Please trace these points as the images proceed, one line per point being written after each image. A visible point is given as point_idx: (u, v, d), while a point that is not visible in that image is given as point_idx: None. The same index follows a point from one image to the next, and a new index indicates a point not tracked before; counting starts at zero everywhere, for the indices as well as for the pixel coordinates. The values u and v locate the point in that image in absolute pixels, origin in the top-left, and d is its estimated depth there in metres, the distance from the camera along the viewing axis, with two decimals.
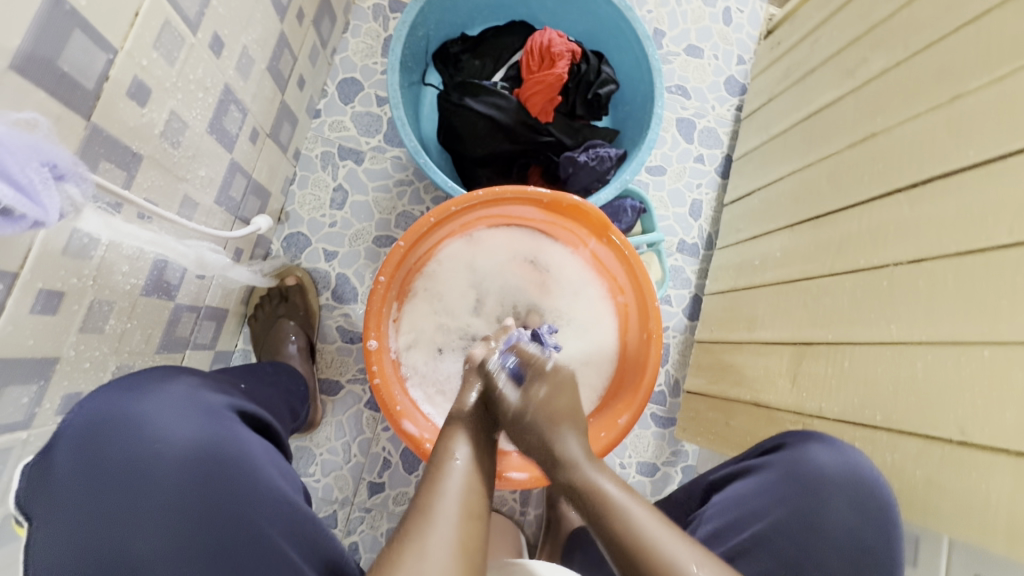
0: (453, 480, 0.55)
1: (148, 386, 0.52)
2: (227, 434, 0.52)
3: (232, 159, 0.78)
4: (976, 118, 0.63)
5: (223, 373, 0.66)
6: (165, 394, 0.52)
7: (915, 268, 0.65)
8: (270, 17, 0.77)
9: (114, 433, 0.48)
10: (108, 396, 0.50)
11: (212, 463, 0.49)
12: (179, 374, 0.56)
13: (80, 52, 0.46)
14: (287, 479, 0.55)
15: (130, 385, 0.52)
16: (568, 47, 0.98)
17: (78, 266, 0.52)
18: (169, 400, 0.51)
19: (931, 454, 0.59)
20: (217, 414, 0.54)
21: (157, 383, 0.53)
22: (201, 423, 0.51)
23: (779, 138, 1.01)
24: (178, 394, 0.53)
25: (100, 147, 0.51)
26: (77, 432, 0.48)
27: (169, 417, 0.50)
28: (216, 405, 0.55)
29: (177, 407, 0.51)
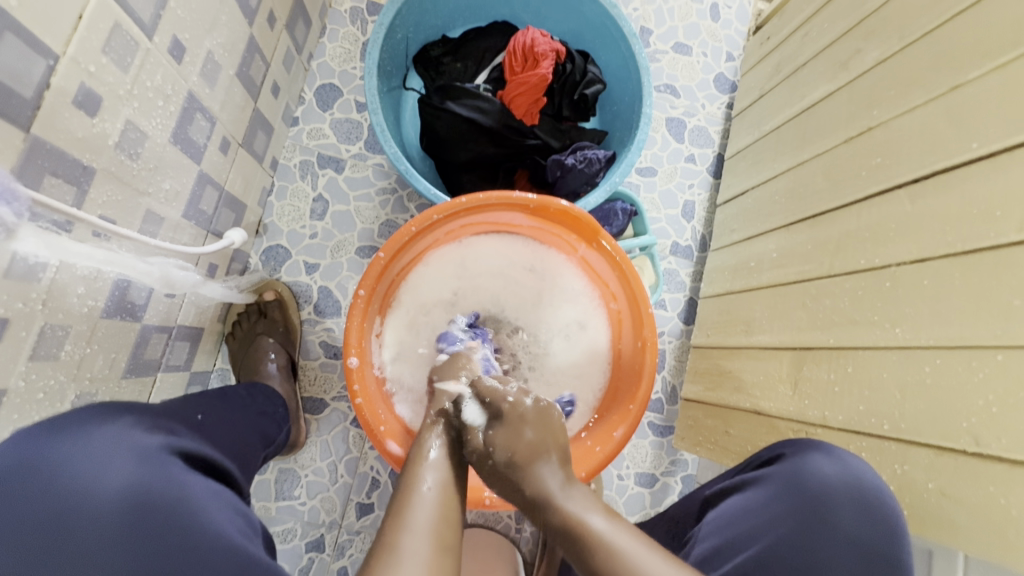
0: (421, 510, 0.53)
1: (76, 428, 0.47)
2: (164, 477, 0.47)
3: (201, 171, 0.74)
4: (979, 107, 0.60)
5: (177, 403, 0.61)
6: (94, 439, 0.47)
7: (918, 267, 0.62)
8: (237, 20, 0.73)
9: (34, 481, 0.43)
10: (28, 441, 0.45)
11: (146, 515, 0.44)
12: (116, 416, 0.51)
13: (15, 58, 0.42)
14: (235, 526, 0.50)
15: (57, 427, 0.47)
16: (551, 47, 0.95)
17: (23, 289, 0.48)
18: (97, 446, 0.46)
19: (944, 465, 0.55)
20: (156, 455, 0.49)
21: (86, 426, 0.48)
22: (136, 467, 0.46)
23: (771, 135, 0.99)
24: (109, 438, 0.48)
25: (44, 161, 0.47)
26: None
27: (101, 461, 0.45)
28: (155, 446, 0.50)
29: (107, 451, 0.46)
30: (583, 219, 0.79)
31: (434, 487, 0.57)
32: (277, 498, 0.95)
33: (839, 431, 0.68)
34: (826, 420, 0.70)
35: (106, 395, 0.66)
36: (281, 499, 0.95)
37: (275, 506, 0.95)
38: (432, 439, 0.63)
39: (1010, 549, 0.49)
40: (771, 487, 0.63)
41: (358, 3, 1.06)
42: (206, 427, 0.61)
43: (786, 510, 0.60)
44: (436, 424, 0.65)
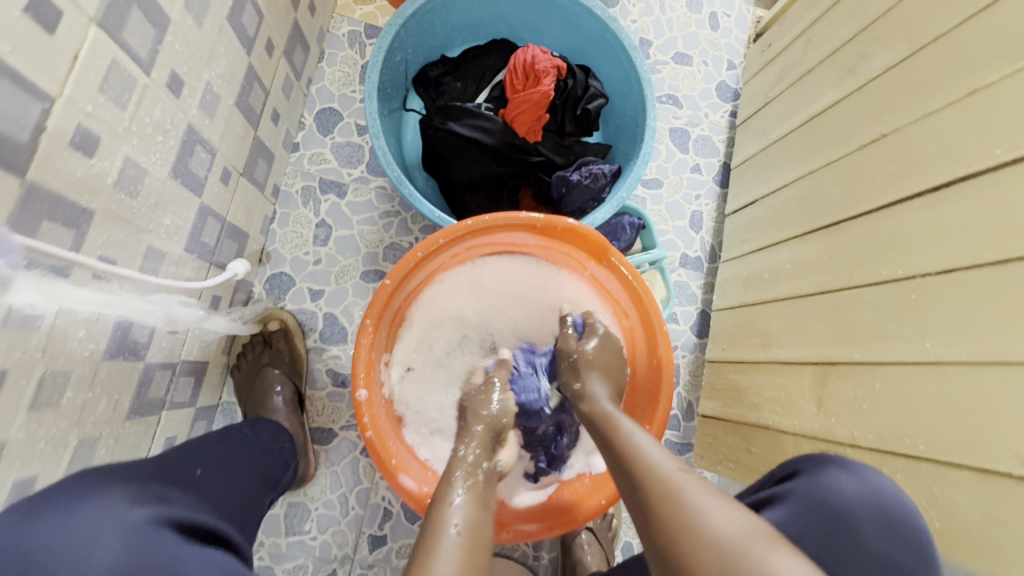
0: (447, 555, 0.50)
1: (61, 504, 0.45)
2: (151, 557, 0.44)
3: (202, 203, 0.73)
4: (1000, 111, 0.58)
5: (176, 458, 0.59)
6: (73, 522, 0.44)
7: (945, 279, 0.60)
8: (236, 50, 0.72)
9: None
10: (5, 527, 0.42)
11: None
12: (102, 489, 0.47)
13: (10, 103, 0.41)
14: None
15: (34, 509, 0.44)
16: (552, 63, 0.94)
17: (23, 337, 0.46)
18: (76, 530, 0.43)
19: (986, 487, 0.53)
20: (145, 531, 0.46)
21: (72, 501, 0.45)
22: (121, 549, 0.43)
23: (778, 143, 0.97)
24: (112, 507, 0.46)
25: (41, 205, 0.46)
26: None
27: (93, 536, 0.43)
28: (145, 519, 0.47)
29: (90, 533, 0.43)
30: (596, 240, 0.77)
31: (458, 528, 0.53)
32: (288, 534, 0.92)
33: (869, 450, 0.65)
34: (855, 439, 0.67)
35: (109, 438, 0.64)
36: (291, 534, 0.92)
37: (285, 542, 0.92)
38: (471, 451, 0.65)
39: None
40: (791, 504, 0.58)
41: (356, 27, 1.06)
42: (204, 484, 0.58)
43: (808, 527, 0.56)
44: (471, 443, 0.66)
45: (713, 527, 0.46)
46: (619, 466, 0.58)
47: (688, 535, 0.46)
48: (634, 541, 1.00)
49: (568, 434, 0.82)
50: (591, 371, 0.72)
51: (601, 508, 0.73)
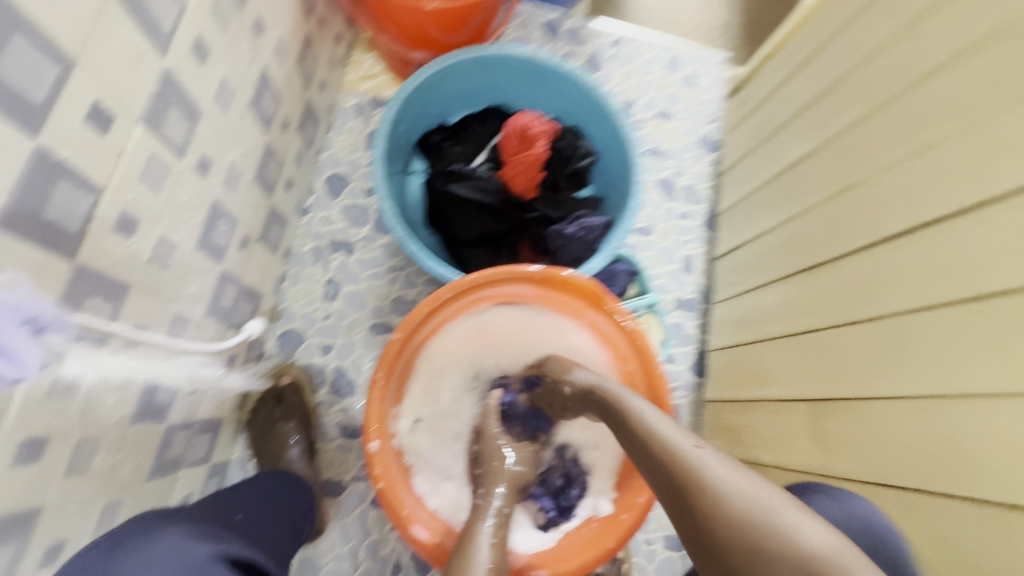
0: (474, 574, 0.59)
1: (132, 543, 0.49)
2: None
3: (222, 270, 0.78)
4: (952, 162, 0.63)
5: (214, 505, 0.62)
6: (145, 555, 0.48)
7: (923, 317, 0.62)
8: (255, 131, 0.80)
9: None
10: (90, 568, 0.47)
11: None
12: (164, 526, 0.52)
13: (69, 199, 0.46)
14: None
15: (114, 549, 0.48)
16: (545, 127, 1.00)
17: (63, 407, 0.50)
18: (149, 564, 0.47)
19: (974, 520, 0.54)
20: (204, 567, 0.49)
21: (144, 538, 0.50)
22: None
23: (760, 191, 1.03)
24: (162, 552, 0.49)
25: (88, 285, 0.51)
26: None
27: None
28: (206, 555, 0.51)
29: (163, 565, 0.48)
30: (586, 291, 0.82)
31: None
32: None
33: (866, 484, 0.67)
34: (853, 474, 0.69)
35: (131, 500, 0.67)
36: None
37: None
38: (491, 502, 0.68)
39: None
40: None
41: (362, 99, 1.15)
42: (245, 527, 0.61)
43: None
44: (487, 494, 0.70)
45: (742, 504, 0.44)
46: (642, 454, 0.55)
47: (720, 514, 0.44)
48: None
49: (576, 485, 0.85)
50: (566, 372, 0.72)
51: (609, 551, 0.76)
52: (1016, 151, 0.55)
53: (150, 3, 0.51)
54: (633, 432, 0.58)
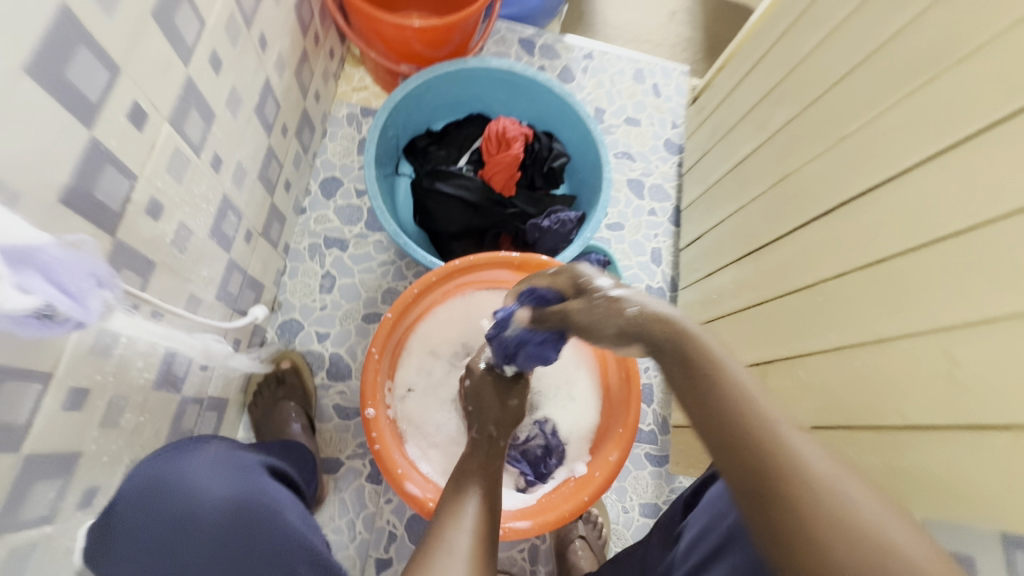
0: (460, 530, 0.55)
1: (192, 448, 0.66)
2: (257, 482, 0.65)
3: (230, 258, 0.87)
4: (861, 150, 0.73)
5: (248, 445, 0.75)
6: (202, 453, 0.65)
7: (841, 281, 0.72)
8: (259, 134, 0.89)
9: (163, 487, 0.60)
10: (166, 458, 0.64)
11: (249, 510, 0.61)
12: (214, 441, 0.69)
13: (111, 182, 0.55)
14: (304, 540, 0.63)
15: (179, 448, 0.66)
16: (521, 131, 1.11)
17: (100, 363, 0.58)
18: (206, 458, 0.64)
19: (879, 445, 0.64)
20: (250, 467, 0.67)
21: (201, 445, 0.67)
22: (234, 473, 0.64)
23: (716, 186, 1.14)
24: (217, 453, 0.66)
25: (123, 258, 0.59)
26: (139, 491, 0.59)
27: (202, 479, 0.61)
28: (251, 460, 0.69)
29: (218, 461, 0.65)
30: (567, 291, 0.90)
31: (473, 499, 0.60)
32: None
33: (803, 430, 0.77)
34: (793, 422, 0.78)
35: None
36: None
37: None
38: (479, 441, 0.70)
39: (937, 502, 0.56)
40: None
41: (354, 109, 1.25)
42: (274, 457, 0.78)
43: None
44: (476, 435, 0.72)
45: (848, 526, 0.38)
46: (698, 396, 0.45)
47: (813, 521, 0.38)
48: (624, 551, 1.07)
49: (555, 456, 0.95)
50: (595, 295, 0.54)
51: (584, 504, 0.83)
52: (907, 137, 0.66)
53: (178, 21, 0.61)
54: (704, 390, 0.45)
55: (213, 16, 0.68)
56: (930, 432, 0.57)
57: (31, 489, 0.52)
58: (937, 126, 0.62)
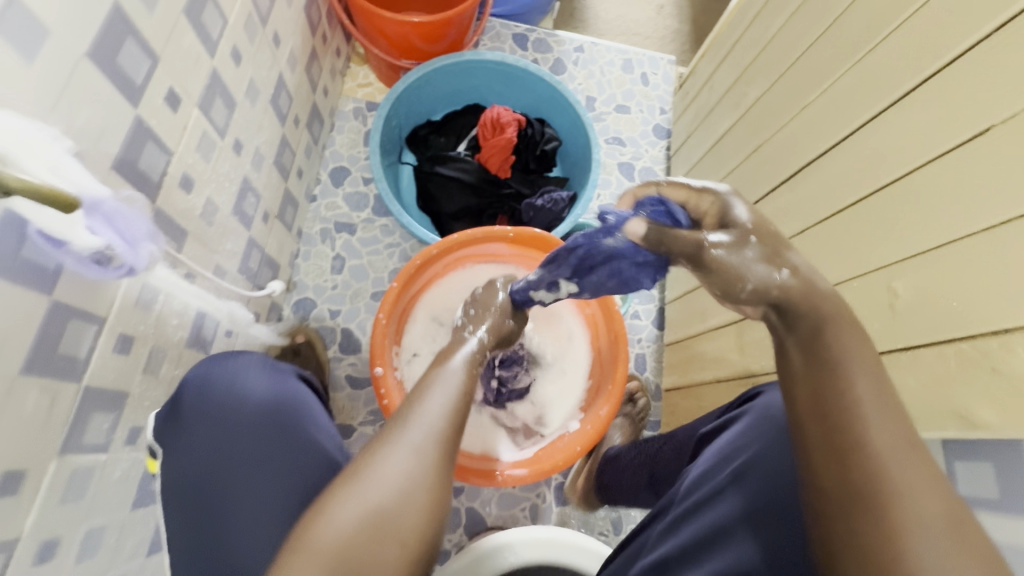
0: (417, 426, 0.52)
1: (239, 355, 0.75)
2: (290, 388, 0.74)
3: (249, 236, 0.95)
4: (819, 117, 0.80)
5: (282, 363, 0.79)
6: (246, 359, 0.75)
7: (803, 237, 0.79)
8: (274, 124, 0.98)
9: (215, 383, 0.71)
10: (219, 359, 0.74)
11: (283, 408, 0.71)
12: (256, 354, 0.77)
13: (151, 156, 0.64)
14: (338, 439, 0.73)
15: (230, 354, 0.76)
16: (514, 117, 1.19)
17: (143, 316, 0.67)
18: (251, 364, 0.74)
19: None
20: (286, 374, 0.76)
21: (246, 354, 0.76)
22: (272, 379, 0.74)
23: (699, 164, 1.21)
24: (256, 362, 0.75)
25: (161, 225, 0.68)
26: (196, 381, 0.70)
27: (249, 376, 0.73)
28: (288, 370, 0.77)
29: (259, 368, 0.74)
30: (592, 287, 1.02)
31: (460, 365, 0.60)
32: None
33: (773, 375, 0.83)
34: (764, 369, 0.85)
35: None
36: None
37: None
38: (475, 337, 0.66)
39: None
40: (754, 420, 0.65)
41: (360, 104, 1.34)
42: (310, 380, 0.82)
43: (763, 436, 0.63)
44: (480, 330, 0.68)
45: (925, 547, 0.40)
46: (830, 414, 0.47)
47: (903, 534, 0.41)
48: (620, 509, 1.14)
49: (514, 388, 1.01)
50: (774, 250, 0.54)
51: (576, 453, 0.90)
52: (857, 101, 0.73)
53: (205, 18, 0.70)
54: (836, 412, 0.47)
55: (234, 14, 0.77)
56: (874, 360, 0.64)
57: (90, 419, 0.61)
58: (880, 89, 0.69)
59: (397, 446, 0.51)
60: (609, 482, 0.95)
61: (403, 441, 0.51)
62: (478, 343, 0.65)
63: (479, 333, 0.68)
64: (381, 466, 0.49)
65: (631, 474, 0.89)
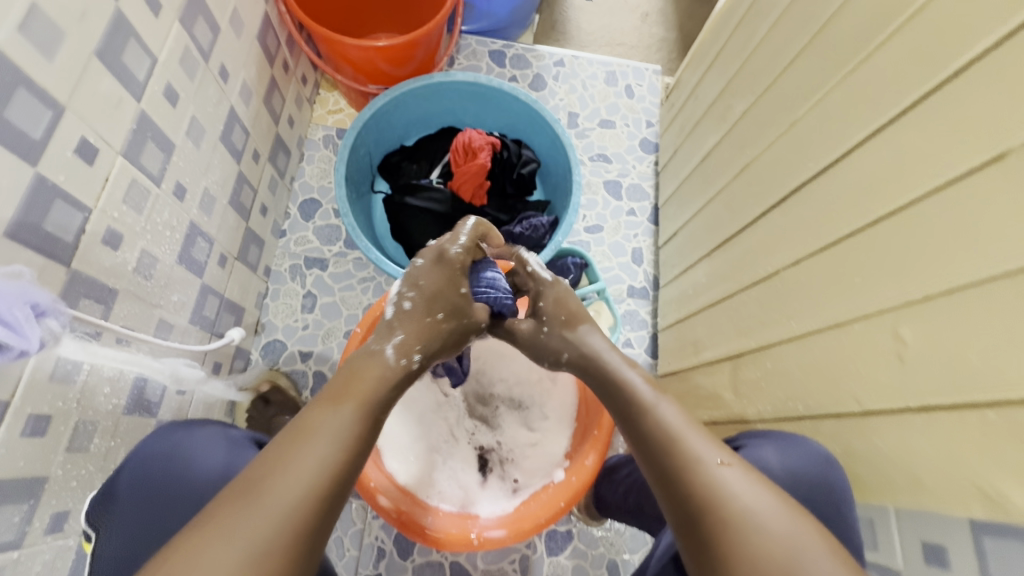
0: (270, 499, 0.44)
1: (190, 425, 0.69)
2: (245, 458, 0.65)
3: (203, 283, 0.89)
4: (811, 133, 0.72)
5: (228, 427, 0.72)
6: (198, 429, 0.68)
7: (796, 268, 0.71)
8: (228, 162, 0.92)
9: (156, 455, 0.64)
10: (168, 431, 0.68)
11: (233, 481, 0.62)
12: (209, 423, 0.71)
13: (62, 215, 0.58)
14: None
15: (184, 424, 0.70)
16: (487, 141, 1.12)
17: (63, 390, 0.60)
18: (200, 434, 0.68)
19: (845, 429, 0.62)
20: (241, 444, 0.68)
21: (198, 423, 0.70)
22: (224, 450, 0.66)
23: (687, 181, 1.14)
24: (205, 432, 0.68)
25: (81, 287, 0.61)
26: (137, 455, 0.64)
27: (201, 449, 0.65)
28: (241, 437, 0.70)
29: (206, 437, 0.67)
30: None
31: (350, 416, 0.51)
32: None
33: (772, 421, 0.74)
34: (762, 414, 0.76)
35: None
36: None
37: None
38: (391, 344, 0.59)
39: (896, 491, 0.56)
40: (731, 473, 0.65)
41: (330, 132, 1.28)
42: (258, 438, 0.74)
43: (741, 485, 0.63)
44: (396, 331, 0.61)
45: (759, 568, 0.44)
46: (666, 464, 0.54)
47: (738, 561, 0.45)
48: (617, 557, 1.05)
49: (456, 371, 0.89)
50: (576, 332, 0.70)
51: (560, 509, 0.81)
52: (851, 116, 0.65)
53: (127, 59, 0.64)
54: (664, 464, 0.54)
55: (166, 51, 0.71)
56: (885, 415, 0.56)
57: None
58: (876, 105, 0.61)
59: (225, 525, 0.42)
60: (604, 495, 0.92)
61: (240, 523, 0.42)
62: (394, 352, 0.59)
63: (393, 339, 0.60)
64: (205, 547, 0.40)
65: (620, 496, 0.87)
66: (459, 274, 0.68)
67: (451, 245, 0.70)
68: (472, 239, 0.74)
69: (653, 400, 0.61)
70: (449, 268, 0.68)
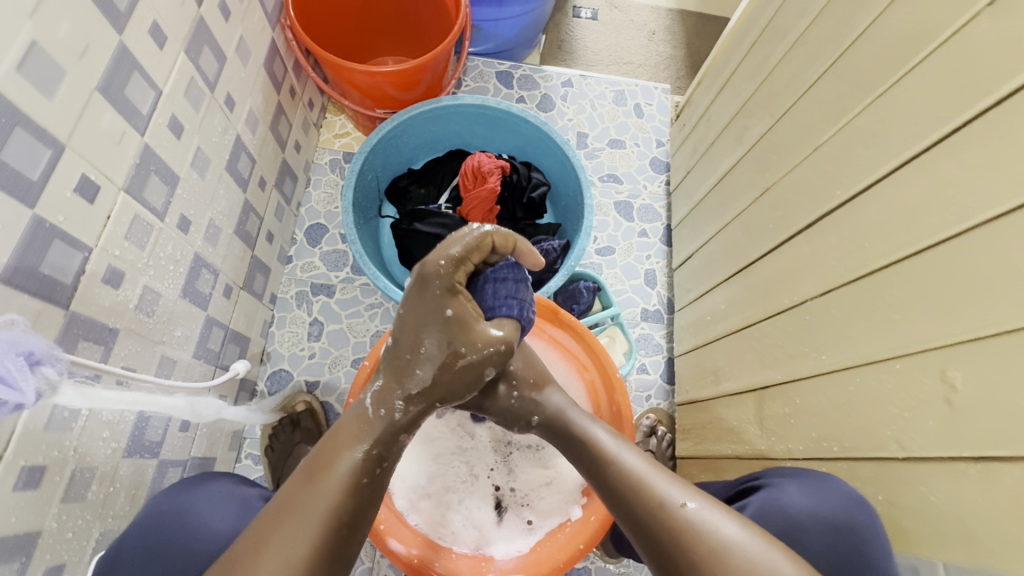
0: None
1: (196, 484, 0.68)
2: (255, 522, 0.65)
3: (207, 315, 0.86)
4: (836, 158, 0.69)
5: (232, 483, 0.71)
6: (203, 489, 0.68)
7: (825, 299, 0.68)
8: (233, 191, 0.90)
9: (160, 520, 0.63)
10: (173, 493, 0.67)
11: None
12: (214, 479, 0.70)
13: (60, 256, 0.55)
14: None
15: (189, 483, 0.69)
16: (496, 164, 1.10)
17: (59, 439, 0.57)
18: (205, 495, 0.67)
19: (887, 474, 0.58)
20: (253, 504, 0.68)
21: (203, 481, 0.69)
22: (233, 513, 0.65)
23: (701, 203, 1.11)
24: (207, 492, 0.67)
25: (79, 330, 0.59)
26: (142, 520, 0.63)
27: (206, 512, 0.64)
28: (253, 496, 0.70)
29: (212, 497, 0.67)
30: (591, 341, 0.89)
31: (323, 490, 0.52)
32: None
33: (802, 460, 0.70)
34: (791, 452, 0.72)
35: None
36: None
37: None
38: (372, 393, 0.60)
39: (945, 546, 0.52)
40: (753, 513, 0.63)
41: (336, 156, 1.27)
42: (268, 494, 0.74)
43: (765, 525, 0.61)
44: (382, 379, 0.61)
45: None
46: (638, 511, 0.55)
47: None
48: None
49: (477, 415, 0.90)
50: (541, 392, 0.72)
51: (579, 552, 0.78)
52: (881, 142, 0.62)
53: (130, 93, 0.62)
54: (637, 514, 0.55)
55: (170, 83, 0.69)
56: (934, 463, 0.52)
57: None
58: (909, 131, 0.58)
59: None
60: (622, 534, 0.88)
61: None
62: (376, 401, 0.59)
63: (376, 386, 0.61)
64: None
65: None
66: (443, 298, 0.61)
67: (434, 262, 0.62)
68: (464, 251, 0.62)
69: (616, 449, 0.62)
70: (429, 292, 0.61)
